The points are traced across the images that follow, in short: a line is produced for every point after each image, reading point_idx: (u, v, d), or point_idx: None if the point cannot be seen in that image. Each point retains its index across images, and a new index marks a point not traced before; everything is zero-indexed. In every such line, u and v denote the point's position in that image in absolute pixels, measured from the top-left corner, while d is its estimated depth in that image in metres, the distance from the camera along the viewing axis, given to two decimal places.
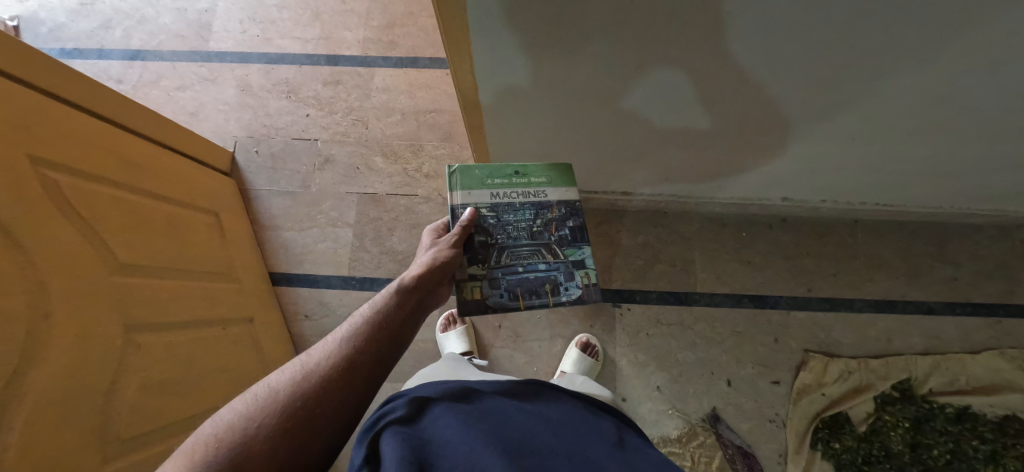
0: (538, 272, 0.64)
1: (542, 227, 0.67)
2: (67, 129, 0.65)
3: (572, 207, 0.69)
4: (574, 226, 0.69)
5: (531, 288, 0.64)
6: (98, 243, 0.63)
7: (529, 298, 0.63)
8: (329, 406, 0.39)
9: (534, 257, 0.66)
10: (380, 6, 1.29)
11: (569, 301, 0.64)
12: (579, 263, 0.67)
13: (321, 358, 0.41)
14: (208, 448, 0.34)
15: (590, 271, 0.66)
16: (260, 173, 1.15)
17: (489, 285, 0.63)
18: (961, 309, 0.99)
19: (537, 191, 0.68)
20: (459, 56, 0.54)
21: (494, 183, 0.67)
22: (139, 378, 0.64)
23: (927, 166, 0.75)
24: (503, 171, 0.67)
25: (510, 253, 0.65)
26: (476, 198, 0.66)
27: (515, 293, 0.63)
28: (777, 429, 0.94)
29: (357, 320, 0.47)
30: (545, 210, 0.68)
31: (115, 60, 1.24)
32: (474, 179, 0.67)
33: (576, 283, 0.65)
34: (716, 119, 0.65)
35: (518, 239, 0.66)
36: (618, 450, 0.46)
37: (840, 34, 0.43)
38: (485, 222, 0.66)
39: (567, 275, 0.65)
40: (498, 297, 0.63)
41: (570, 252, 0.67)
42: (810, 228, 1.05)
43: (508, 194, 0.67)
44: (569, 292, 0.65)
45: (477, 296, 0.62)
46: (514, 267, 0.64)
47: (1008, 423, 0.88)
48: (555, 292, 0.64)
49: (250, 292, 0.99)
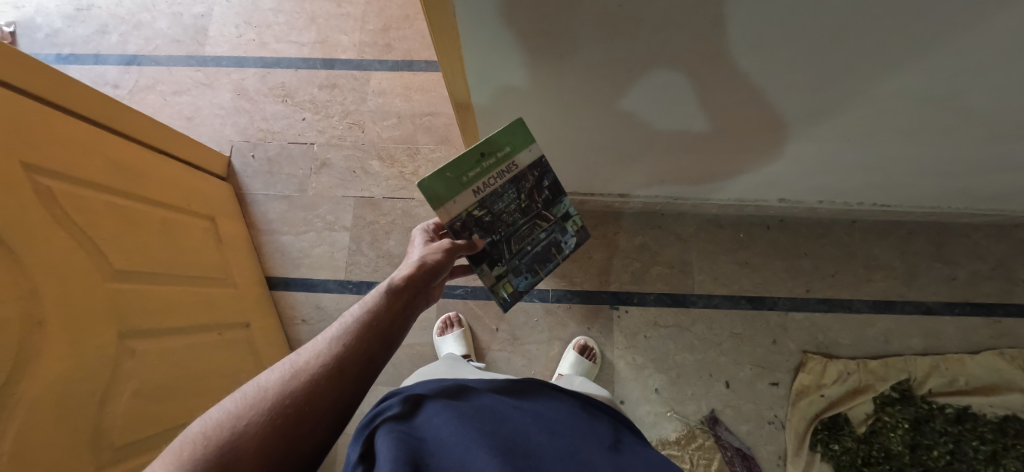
0: (542, 242, 0.67)
1: (530, 200, 0.62)
2: (60, 136, 0.64)
3: (542, 164, 0.60)
4: (551, 183, 0.63)
5: (543, 257, 0.68)
6: (90, 250, 0.63)
7: (546, 267, 0.69)
8: (319, 405, 0.38)
9: (535, 230, 0.66)
10: (376, 8, 1.28)
11: (573, 249, 0.72)
12: (566, 216, 0.68)
13: (311, 358, 0.41)
14: (194, 447, 0.32)
15: (575, 217, 0.70)
16: (257, 177, 1.16)
17: (513, 275, 0.66)
18: (961, 309, 0.99)
19: (512, 163, 0.57)
20: (451, 56, 0.54)
21: (471, 176, 0.55)
22: (132, 385, 0.64)
23: (927, 167, 0.75)
24: (471, 158, 0.53)
25: (515, 238, 0.63)
26: (463, 204, 0.55)
27: (535, 269, 0.68)
28: (776, 430, 0.94)
29: (347, 320, 0.45)
30: (524, 181, 0.60)
31: (112, 65, 1.23)
32: (446, 182, 0.53)
33: (569, 234, 0.70)
34: (713, 120, 0.64)
35: (516, 223, 0.62)
36: (615, 451, 0.46)
37: (840, 35, 0.43)
38: (479, 222, 0.58)
39: (563, 232, 0.69)
40: (525, 278, 0.68)
41: (557, 209, 0.67)
42: (809, 229, 1.04)
43: (491, 182, 0.56)
44: (568, 242, 0.71)
45: (509, 287, 0.67)
46: (525, 250, 0.65)
47: (1008, 424, 0.87)
48: (560, 250, 0.70)
49: (247, 297, 0.99)
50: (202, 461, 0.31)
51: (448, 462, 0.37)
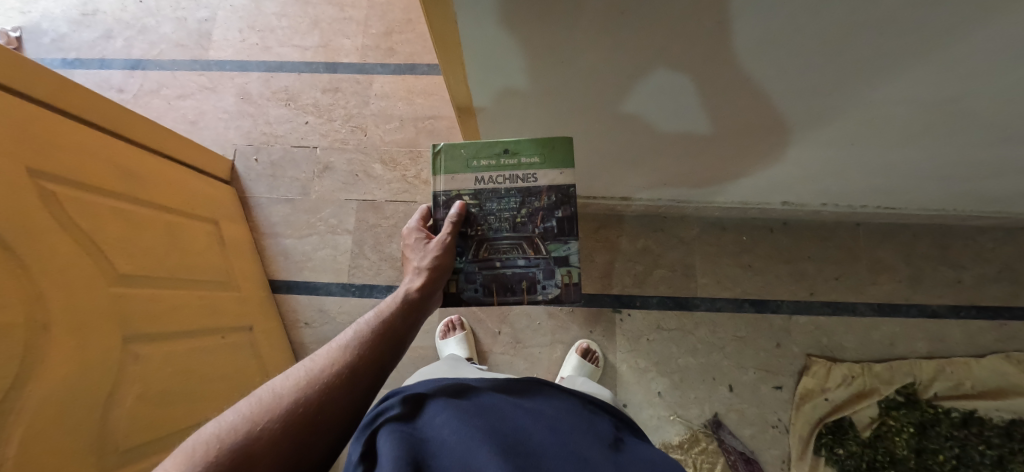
0: (517, 269, 0.59)
1: (527, 219, 0.58)
2: (65, 141, 0.65)
3: (563, 193, 0.57)
4: (563, 217, 0.58)
5: (506, 284, 0.59)
6: (98, 255, 0.64)
7: (504, 296, 0.59)
8: (331, 413, 0.39)
9: (515, 251, 0.59)
10: (378, 12, 1.28)
11: (547, 300, 0.59)
12: (561, 260, 0.59)
13: (325, 365, 0.41)
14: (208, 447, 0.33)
15: (573, 270, 0.59)
16: (260, 181, 1.16)
17: (464, 279, 0.58)
18: (966, 312, 0.98)
19: (530, 172, 0.57)
20: (452, 61, 0.54)
21: (481, 165, 0.58)
22: (137, 388, 0.64)
23: (933, 169, 0.74)
24: (492, 149, 0.57)
25: (489, 245, 0.59)
26: (458, 184, 0.58)
27: (489, 289, 0.59)
28: (779, 434, 0.93)
29: (361, 325, 0.47)
30: (535, 197, 0.58)
31: (116, 69, 1.24)
32: (457, 159, 0.58)
33: (554, 282, 0.59)
34: (715, 124, 0.65)
35: (499, 231, 0.58)
36: (616, 451, 0.45)
37: (840, 41, 0.43)
38: (463, 210, 0.59)
39: (547, 274, 0.58)
40: (473, 292, 0.59)
41: (554, 247, 0.59)
42: (813, 232, 1.03)
43: (496, 180, 0.58)
44: (547, 290, 0.59)
45: (453, 289, 0.59)
46: (491, 262, 0.58)
47: (1015, 428, 0.87)
48: (532, 291, 0.59)
49: (250, 300, 0.99)
50: (219, 461, 0.32)
51: (448, 462, 0.37)
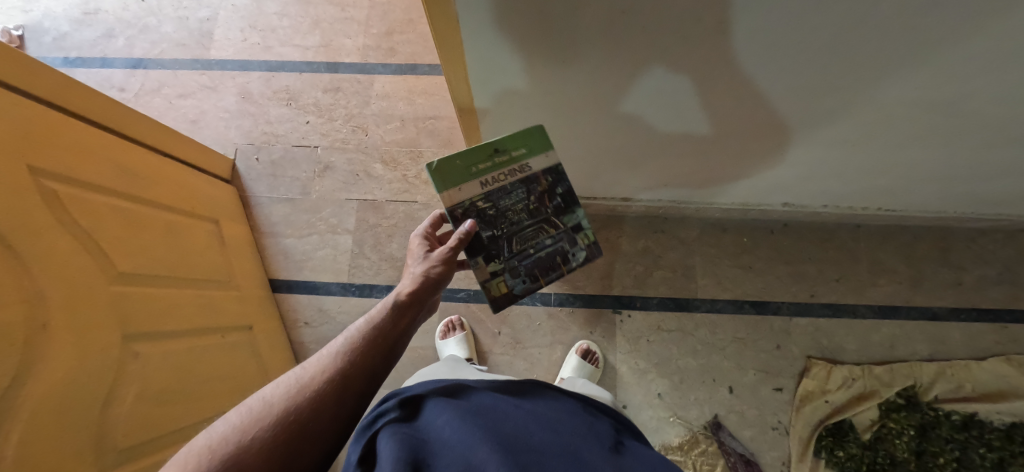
0: (548, 248, 0.61)
1: (538, 203, 0.60)
2: (66, 139, 0.65)
3: (555, 171, 0.60)
4: (564, 192, 0.61)
5: (546, 265, 0.61)
6: (98, 254, 0.63)
7: (548, 276, 0.61)
8: (321, 421, 0.39)
9: (541, 234, 0.61)
10: (379, 12, 1.28)
11: (581, 264, 0.63)
12: (578, 227, 0.63)
13: (316, 372, 0.41)
14: (199, 457, 0.33)
15: (589, 232, 0.64)
16: (260, 180, 1.16)
17: (510, 276, 0.59)
18: (967, 315, 0.98)
19: (524, 163, 0.58)
20: (454, 61, 0.54)
21: (480, 169, 0.56)
22: (136, 388, 0.64)
23: (937, 170, 0.74)
24: (484, 151, 0.56)
25: (517, 238, 0.59)
26: (468, 193, 0.56)
27: (535, 275, 0.60)
28: (779, 436, 0.93)
29: (351, 333, 0.47)
30: (536, 183, 0.59)
31: (118, 68, 1.24)
32: (455, 171, 0.55)
33: (580, 247, 0.63)
34: (717, 124, 0.64)
35: (521, 222, 0.59)
36: (616, 455, 0.44)
37: (846, 41, 0.43)
38: (482, 214, 0.57)
39: (572, 243, 0.62)
40: (523, 284, 0.60)
41: (569, 218, 0.62)
42: (813, 233, 1.03)
43: (499, 178, 0.57)
44: (577, 256, 0.63)
45: (503, 290, 0.59)
46: (526, 251, 0.60)
47: (1016, 431, 0.86)
48: (568, 262, 0.63)
49: (250, 299, 0.99)
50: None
51: (448, 460, 0.37)
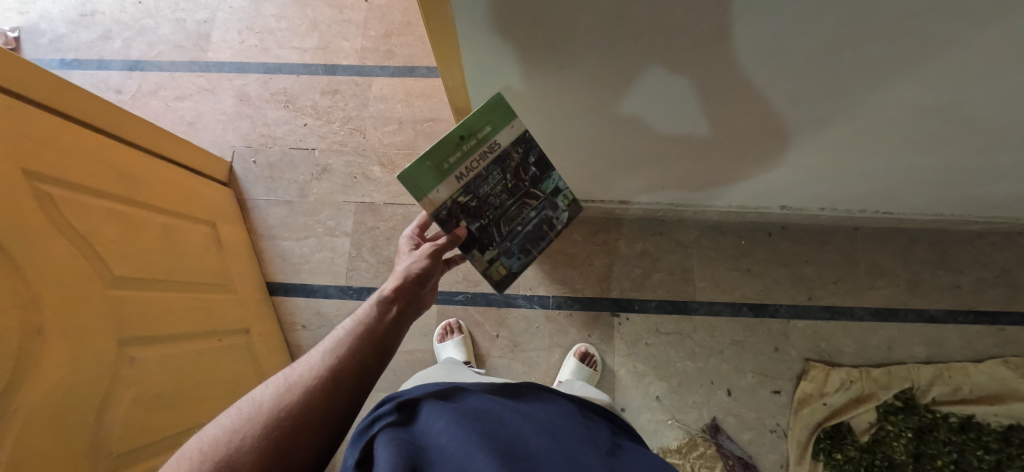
0: (533, 221, 0.65)
1: (516, 180, 0.59)
2: (62, 142, 0.64)
3: (525, 140, 0.56)
4: (537, 159, 0.60)
5: (535, 237, 0.67)
6: (93, 258, 0.63)
7: (539, 246, 0.68)
8: (314, 418, 0.39)
9: (525, 209, 0.63)
10: (377, 14, 1.28)
11: (565, 224, 0.69)
12: (556, 191, 0.65)
13: (305, 371, 0.41)
14: (190, 459, 0.33)
15: (566, 192, 0.67)
16: (258, 183, 1.16)
17: (506, 257, 0.66)
18: (964, 317, 0.98)
19: (493, 142, 0.53)
20: (450, 64, 0.53)
21: (452, 162, 0.51)
22: (132, 391, 0.63)
23: (935, 173, 0.74)
24: (449, 142, 0.49)
25: (504, 220, 0.61)
26: (446, 192, 0.53)
27: (528, 249, 0.67)
28: (778, 439, 0.93)
29: (340, 333, 0.46)
30: (508, 160, 0.56)
31: (115, 70, 1.23)
32: (426, 173, 0.50)
33: (561, 209, 0.68)
34: (715, 127, 0.64)
35: (505, 205, 0.60)
36: (613, 458, 0.44)
37: (844, 44, 0.43)
38: (466, 208, 0.56)
39: (553, 207, 0.66)
40: (519, 261, 0.67)
41: (547, 185, 0.64)
42: (811, 236, 1.03)
43: (472, 166, 0.53)
44: (559, 216, 0.69)
45: (503, 270, 0.66)
46: (515, 230, 0.64)
47: (1013, 433, 0.86)
48: (553, 226, 0.68)
49: (247, 303, 0.98)
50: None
51: (445, 462, 0.37)
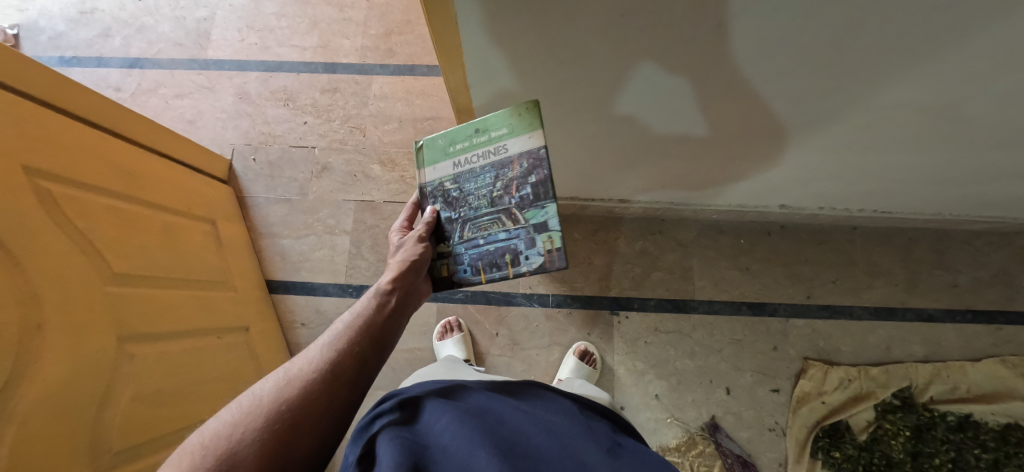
0: (498, 243, 0.56)
1: (502, 192, 0.55)
2: (62, 138, 0.64)
3: (536, 157, 0.52)
4: (537, 181, 0.53)
5: (491, 261, 0.56)
6: (92, 254, 0.63)
7: (491, 273, 0.56)
8: (315, 410, 0.39)
9: (495, 225, 0.56)
10: (377, 13, 1.28)
11: (531, 271, 0.54)
12: (541, 226, 0.53)
13: (306, 364, 0.41)
14: (193, 455, 0.33)
15: (555, 235, 0.53)
16: (258, 181, 1.16)
17: (454, 262, 0.58)
18: (962, 317, 0.98)
19: (501, 144, 0.54)
20: (452, 61, 0.53)
21: (458, 149, 0.57)
22: (132, 388, 0.63)
23: (933, 173, 0.74)
24: (465, 131, 0.56)
25: (471, 224, 0.57)
26: (439, 173, 0.58)
27: (476, 268, 0.56)
28: (777, 438, 0.93)
29: (339, 326, 0.46)
30: (508, 169, 0.54)
31: (114, 68, 1.23)
32: (438, 149, 0.59)
33: (537, 251, 0.54)
34: (714, 127, 0.65)
35: (478, 209, 0.56)
36: (614, 456, 0.44)
37: (842, 44, 0.43)
38: (446, 196, 0.58)
39: (528, 243, 0.54)
40: (464, 274, 0.57)
41: (531, 213, 0.54)
42: (810, 235, 1.04)
43: (471, 160, 0.56)
44: (531, 261, 0.54)
45: (445, 273, 0.58)
46: (475, 241, 0.57)
47: (1011, 432, 0.87)
48: (516, 263, 0.55)
49: (246, 301, 0.98)
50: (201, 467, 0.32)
51: (446, 459, 0.38)
